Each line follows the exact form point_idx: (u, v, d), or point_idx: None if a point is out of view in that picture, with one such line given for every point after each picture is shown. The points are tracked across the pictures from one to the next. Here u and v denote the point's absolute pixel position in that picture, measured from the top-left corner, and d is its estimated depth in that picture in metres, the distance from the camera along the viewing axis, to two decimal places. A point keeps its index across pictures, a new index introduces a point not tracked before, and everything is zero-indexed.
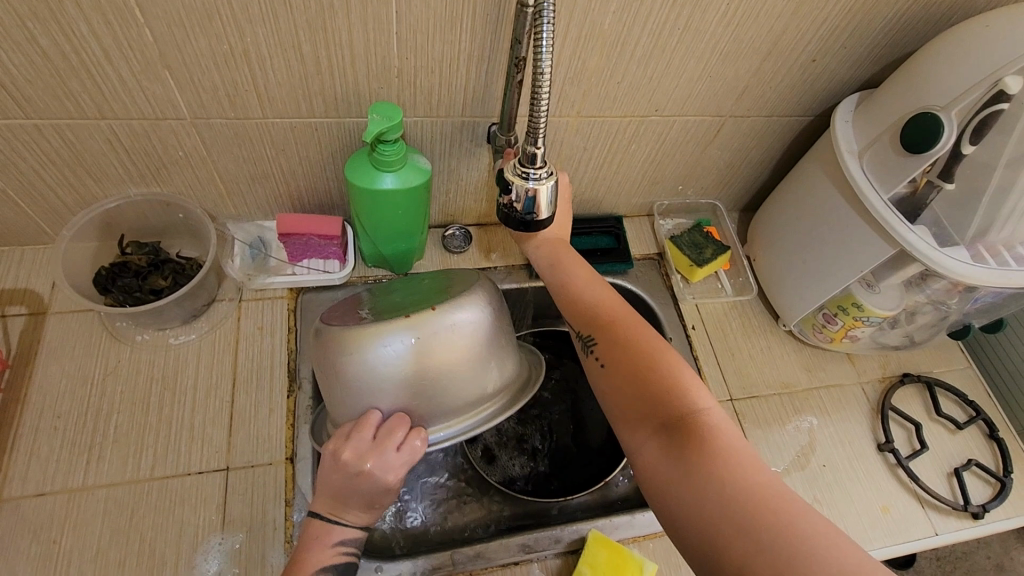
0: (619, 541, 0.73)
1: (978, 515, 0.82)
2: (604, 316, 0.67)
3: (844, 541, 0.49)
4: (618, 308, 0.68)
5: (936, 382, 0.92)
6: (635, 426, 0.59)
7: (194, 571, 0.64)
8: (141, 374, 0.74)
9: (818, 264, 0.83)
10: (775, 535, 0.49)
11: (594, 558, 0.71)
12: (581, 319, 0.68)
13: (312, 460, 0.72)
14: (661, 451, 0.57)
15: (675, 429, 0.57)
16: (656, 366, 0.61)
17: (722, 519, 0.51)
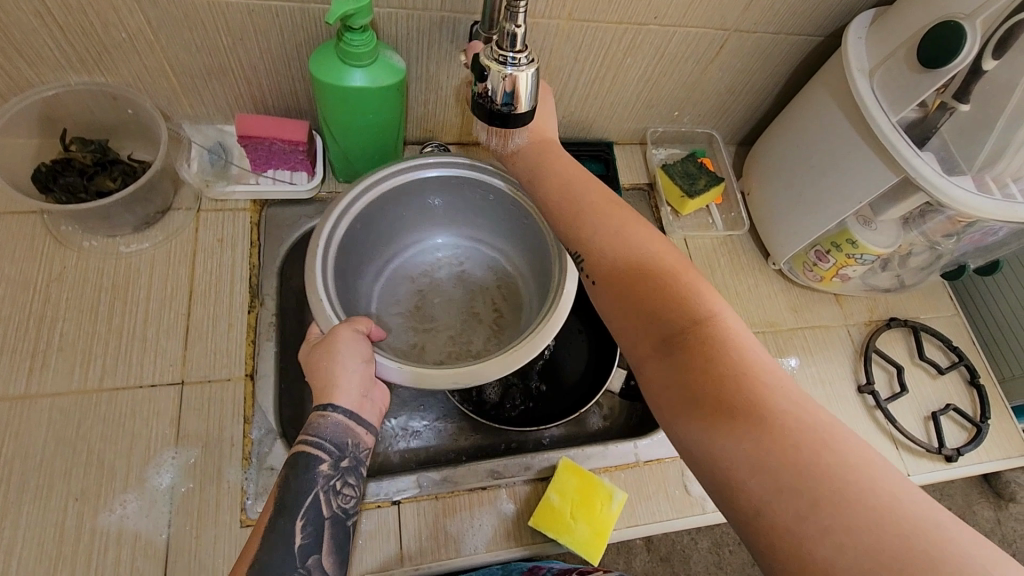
0: (590, 471, 0.71)
1: (951, 458, 0.81)
2: (589, 215, 0.62)
3: (884, 481, 0.41)
4: (602, 207, 0.62)
5: (923, 327, 0.90)
6: (634, 343, 0.54)
7: (145, 484, 0.61)
8: (89, 281, 0.69)
9: (817, 195, 0.78)
10: (799, 463, 0.42)
11: (564, 485, 0.70)
12: (567, 224, 0.63)
13: (274, 378, 0.69)
14: (658, 360, 0.52)
15: (669, 333, 0.52)
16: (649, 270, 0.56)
17: (736, 442, 0.44)
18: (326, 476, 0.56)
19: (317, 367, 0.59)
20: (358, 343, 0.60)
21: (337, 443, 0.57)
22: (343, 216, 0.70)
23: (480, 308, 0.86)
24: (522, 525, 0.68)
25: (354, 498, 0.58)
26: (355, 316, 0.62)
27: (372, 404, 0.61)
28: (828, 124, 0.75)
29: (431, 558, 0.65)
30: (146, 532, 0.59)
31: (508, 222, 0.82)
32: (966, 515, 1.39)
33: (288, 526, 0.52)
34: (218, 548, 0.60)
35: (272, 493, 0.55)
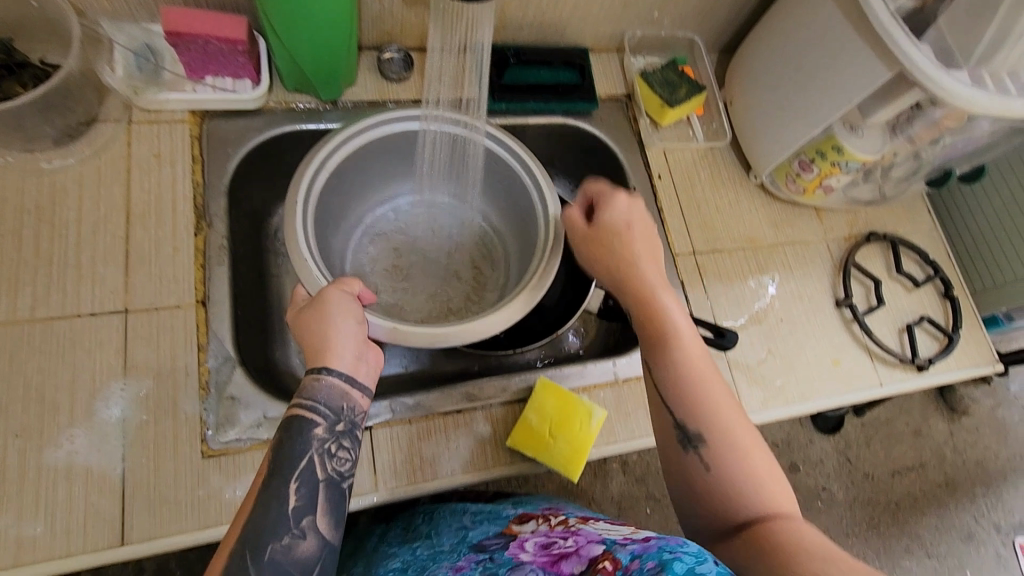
0: (569, 390, 0.70)
1: (923, 367, 0.83)
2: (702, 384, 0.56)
3: None
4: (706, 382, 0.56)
5: (901, 241, 0.89)
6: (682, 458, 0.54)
7: (93, 418, 0.57)
8: (9, 203, 0.62)
9: (806, 100, 0.74)
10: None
11: (543, 407, 0.68)
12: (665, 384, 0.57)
13: (229, 304, 0.64)
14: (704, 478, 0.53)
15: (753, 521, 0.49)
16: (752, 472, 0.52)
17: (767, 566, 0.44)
18: (320, 439, 0.51)
19: (307, 328, 0.55)
20: (347, 303, 0.57)
21: (332, 407, 0.52)
22: (323, 164, 0.66)
23: (461, 266, 0.82)
24: (500, 447, 0.67)
25: (351, 462, 0.53)
26: (342, 278, 0.59)
27: (368, 366, 0.56)
28: (823, 22, 0.70)
29: (408, 482, 0.63)
30: (99, 466, 0.55)
31: (494, 184, 0.77)
32: (922, 429, 1.45)
33: (283, 487, 0.48)
34: (180, 480, 0.57)
35: (265, 456, 0.50)
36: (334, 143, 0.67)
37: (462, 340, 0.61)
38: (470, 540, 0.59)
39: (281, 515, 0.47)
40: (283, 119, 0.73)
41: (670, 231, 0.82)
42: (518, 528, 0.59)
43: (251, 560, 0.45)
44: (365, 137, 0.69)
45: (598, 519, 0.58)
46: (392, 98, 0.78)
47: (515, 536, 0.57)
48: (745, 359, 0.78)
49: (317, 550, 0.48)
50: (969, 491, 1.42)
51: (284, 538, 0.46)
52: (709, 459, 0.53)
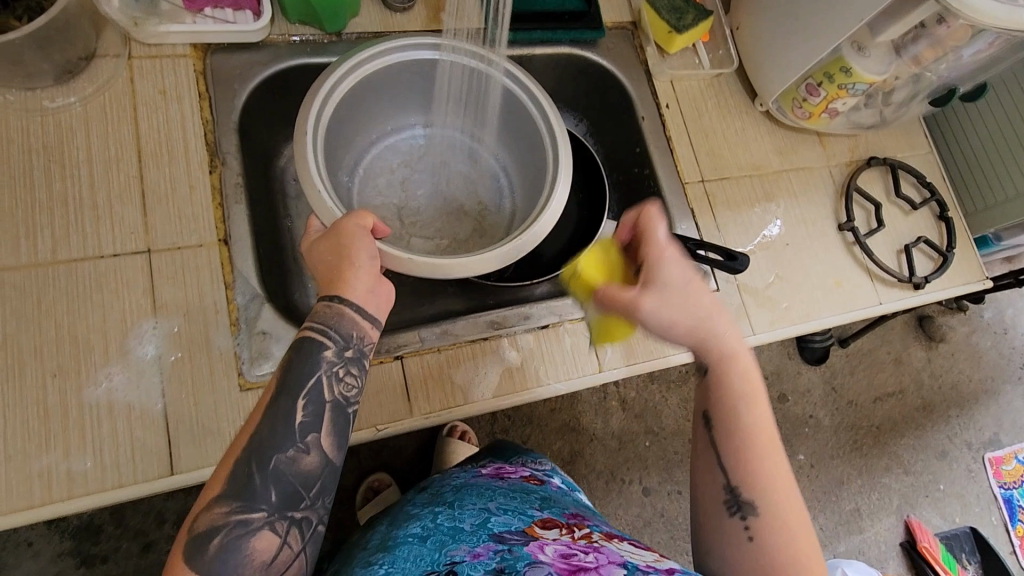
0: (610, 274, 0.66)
1: (919, 285, 0.86)
2: (765, 451, 0.51)
3: None
4: (767, 446, 0.51)
5: (901, 165, 0.91)
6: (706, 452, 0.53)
7: (129, 356, 0.57)
8: (15, 143, 0.60)
9: (816, 22, 0.74)
10: None
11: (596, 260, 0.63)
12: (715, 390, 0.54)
13: (251, 242, 0.64)
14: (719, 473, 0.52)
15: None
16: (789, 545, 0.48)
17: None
18: (329, 361, 0.50)
19: (322, 259, 0.53)
20: (363, 238, 0.54)
21: (342, 332, 0.51)
22: (329, 97, 0.64)
23: (466, 203, 0.81)
24: (525, 372, 0.69)
25: (358, 388, 0.52)
26: (358, 210, 0.56)
27: (379, 302, 0.54)
28: None
29: (441, 406, 0.65)
30: (140, 402, 0.56)
31: (503, 121, 0.76)
32: (902, 356, 1.52)
33: (291, 405, 0.48)
34: (220, 412, 0.58)
35: (275, 371, 0.50)
36: (341, 70, 0.65)
37: (473, 275, 0.61)
38: (491, 529, 0.57)
39: (286, 430, 0.47)
40: (288, 52, 0.71)
41: (680, 160, 0.83)
42: (541, 529, 0.57)
43: (256, 469, 0.46)
44: (375, 67, 0.67)
45: (623, 537, 0.58)
46: (397, 29, 0.76)
47: (535, 534, 0.56)
48: (753, 283, 0.81)
49: (319, 467, 0.48)
50: (944, 412, 1.50)
51: (288, 451, 0.47)
52: (754, 528, 0.49)
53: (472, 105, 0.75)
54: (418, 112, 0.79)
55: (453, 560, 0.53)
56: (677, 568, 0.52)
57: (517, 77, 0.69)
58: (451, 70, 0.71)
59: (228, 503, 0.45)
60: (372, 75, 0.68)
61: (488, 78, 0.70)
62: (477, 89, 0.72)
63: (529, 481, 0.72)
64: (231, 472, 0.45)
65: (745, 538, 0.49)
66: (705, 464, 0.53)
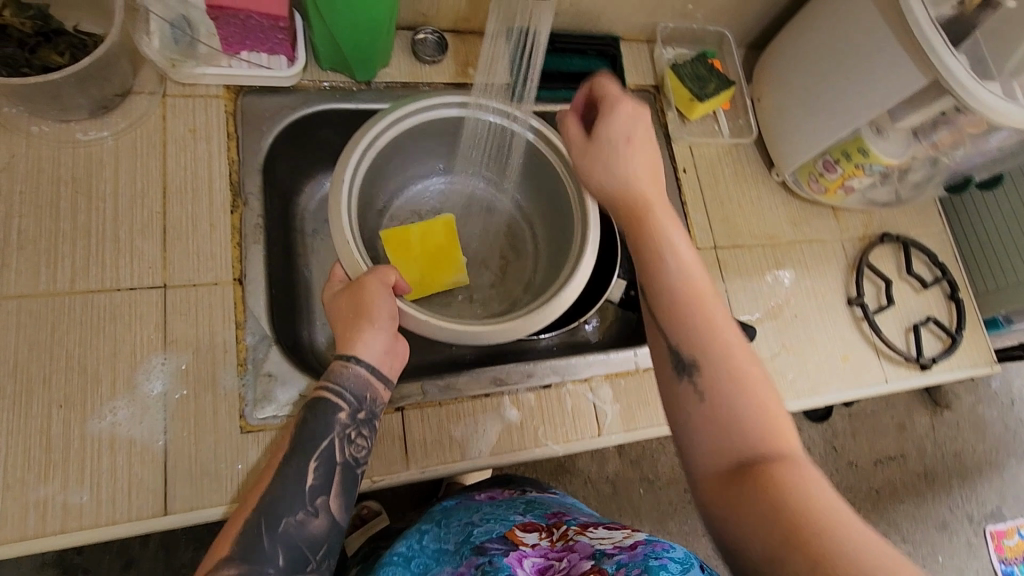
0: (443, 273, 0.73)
1: (926, 366, 0.86)
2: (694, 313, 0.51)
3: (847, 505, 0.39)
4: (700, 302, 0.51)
5: (913, 244, 0.91)
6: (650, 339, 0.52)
7: (135, 391, 0.58)
8: (46, 173, 0.62)
9: (837, 102, 0.75)
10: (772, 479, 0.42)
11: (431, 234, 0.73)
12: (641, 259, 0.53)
13: (265, 283, 0.65)
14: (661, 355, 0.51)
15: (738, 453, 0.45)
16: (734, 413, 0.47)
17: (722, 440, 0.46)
18: (342, 424, 0.52)
19: (342, 313, 0.55)
20: (385, 297, 0.55)
21: (356, 394, 0.53)
22: (370, 147, 0.66)
23: (489, 255, 0.82)
24: (525, 430, 0.69)
25: (367, 449, 0.54)
26: (383, 265, 0.58)
27: (395, 361, 0.57)
28: (860, 20, 0.71)
29: (438, 461, 0.65)
30: (141, 439, 0.57)
31: (525, 172, 0.77)
32: (906, 421, 1.50)
33: (302, 466, 0.50)
34: (220, 453, 0.58)
35: (285, 434, 0.52)
36: (381, 123, 0.67)
37: (495, 338, 0.61)
38: (474, 542, 0.60)
39: (298, 493, 0.49)
40: (317, 98, 0.73)
41: (694, 225, 0.84)
42: (521, 535, 0.59)
43: (265, 531, 0.47)
44: (407, 122, 0.69)
45: (598, 525, 0.58)
46: (425, 81, 0.78)
47: (516, 544, 0.57)
48: (759, 352, 0.81)
49: (326, 530, 0.50)
50: (944, 482, 1.48)
51: (298, 514, 0.48)
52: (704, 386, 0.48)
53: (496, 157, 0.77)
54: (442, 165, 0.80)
55: None
56: (642, 539, 0.50)
57: (543, 131, 0.70)
58: (477, 126, 0.73)
59: (235, 566, 0.45)
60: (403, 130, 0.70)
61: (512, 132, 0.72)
62: (502, 143, 0.74)
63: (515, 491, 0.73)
64: (241, 532, 0.46)
65: (698, 403, 0.48)
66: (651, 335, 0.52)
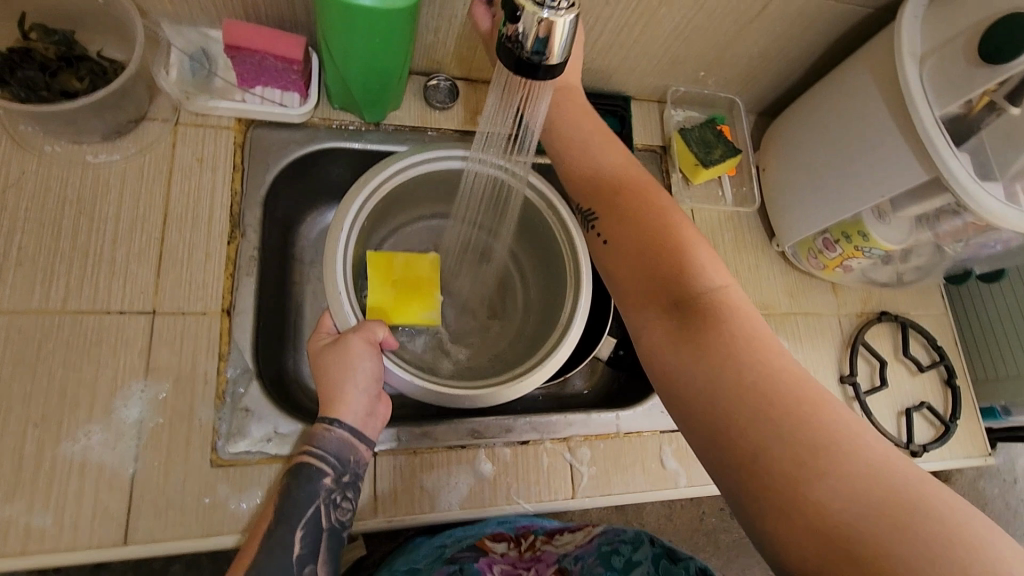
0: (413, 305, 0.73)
1: (916, 453, 0.84)
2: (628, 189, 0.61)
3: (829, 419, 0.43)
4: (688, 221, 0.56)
5: (912, 325, 0.90)
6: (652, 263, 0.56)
7: (112, 416, 0.59)
8: (51, 192, 0.63)
9: (839, 183, 0.75)
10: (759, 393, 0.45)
11: (414, 264, 0.74)
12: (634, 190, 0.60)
13: (253, 316, 0.65)
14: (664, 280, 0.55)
15: (682, 307, 0.52)
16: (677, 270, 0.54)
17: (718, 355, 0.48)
18: (327, 489, 0.57)
19: (327, 367, 0.59)
20: (369, 356, 0.59)
21: (339, 458, 0.58)
22: (373, 194, 0.69)
23: (480, 301, 0.83)
24: (497, 486, 0.68)
25: (351, 511, 0.58)
26: (371, 322, 0.61)
27: (375, 420, 0.61)
28: (866, 108, 0.71)
29: (405, 511, 0.65)
30: (111, 465, 0.57)
31: (521, 222, 0.79)
32: None
33: (288, 535, 0.54)
34: (187, 486, 0.58)
35: (268, 506, 0.55)
36: (386, 172, 0.70)
37: (466, 401, 0.63)
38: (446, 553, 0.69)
39: (287, 562, 0.53)
40: (326, 136, 0.74)
41: None
42: (491, 544, 0.74)
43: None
44: (408, 174, 0.71)
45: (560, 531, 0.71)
46: (434, 126, 0.79)
47: (488, 552, 0.74)
48: None
49: None
50: None
51: None
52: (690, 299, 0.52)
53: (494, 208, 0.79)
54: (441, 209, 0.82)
55: None
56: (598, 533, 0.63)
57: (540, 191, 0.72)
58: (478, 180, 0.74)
59: None
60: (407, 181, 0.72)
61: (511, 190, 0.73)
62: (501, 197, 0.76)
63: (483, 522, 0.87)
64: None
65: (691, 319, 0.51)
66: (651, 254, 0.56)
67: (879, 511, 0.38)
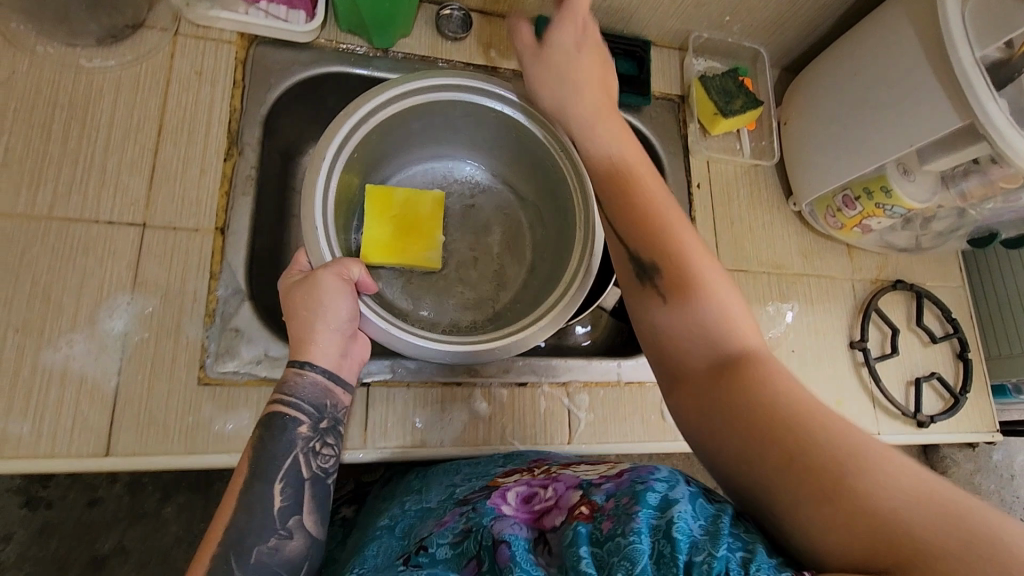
0: (412, 247, 0.71)
1: (923, 423, 0.82)
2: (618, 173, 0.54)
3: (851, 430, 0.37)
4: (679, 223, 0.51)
5: (928, 294, 0.87)
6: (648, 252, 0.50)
7: (96, 326, 0.56)
8: (42, 95, 0.60)
9: (865, 137, 0.72)
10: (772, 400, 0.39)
11: (416, 203, 0.71)
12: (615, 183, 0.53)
13: (247, 237, 0.63)
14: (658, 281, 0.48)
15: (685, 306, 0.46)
16: (685, 267, 0.48)
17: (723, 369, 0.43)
18: (304, 437, 0.50)
19: (293, 306, 0.53)
20: (342, 294, 0.54)
21: (315, 404, 0.51)
22: (364, 120, 0.64)
23: (485, 245, 0.80)
24: (492, 426, 0.66)
25: (336, 457, 0.51)
26: (345, 258, 0.55)
27: (351, 362, 0.55)
28: (900, 55, 0.68)
29: (397, 444, 0.63)
30: (93, 376, 0.55)
31: (520, 155, 0.76)
32: None
33: (266, 489, 0.47)
34: (172, 403, 0.56)
35: (243, 457, 0.48)
36: (376, 100, 0.65)
37: (448, 353, 0.58)
38: (456, 494, 0.54)
39: (265, 519, 0.46)
40: (331, 58, 0.71)
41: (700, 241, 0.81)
42: (502, 478, 0.53)
43: (235, 562, 0.44)
44: (401, 105, 0.67)
45: (582, 462, 0.53)
46: (445, 57, 0.76)
47: (497, 485, 0.51)
48: None
49: (304, 549, 0.47)
50: None
51: (272, 540, 0.45)
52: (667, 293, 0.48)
53: (495, 139, 0.75)
54: (442, 148, 0.79)
55: (419, 539, 0.48)
56: (629, 467, 0.45)
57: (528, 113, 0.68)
58: (469, 107, 0.70)
59: None
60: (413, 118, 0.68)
61: (501, 111, 0.69)
62: (497, 123, 0.72)
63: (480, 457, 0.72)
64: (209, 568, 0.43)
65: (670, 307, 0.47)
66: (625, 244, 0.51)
67: (952, 521, 0.31)
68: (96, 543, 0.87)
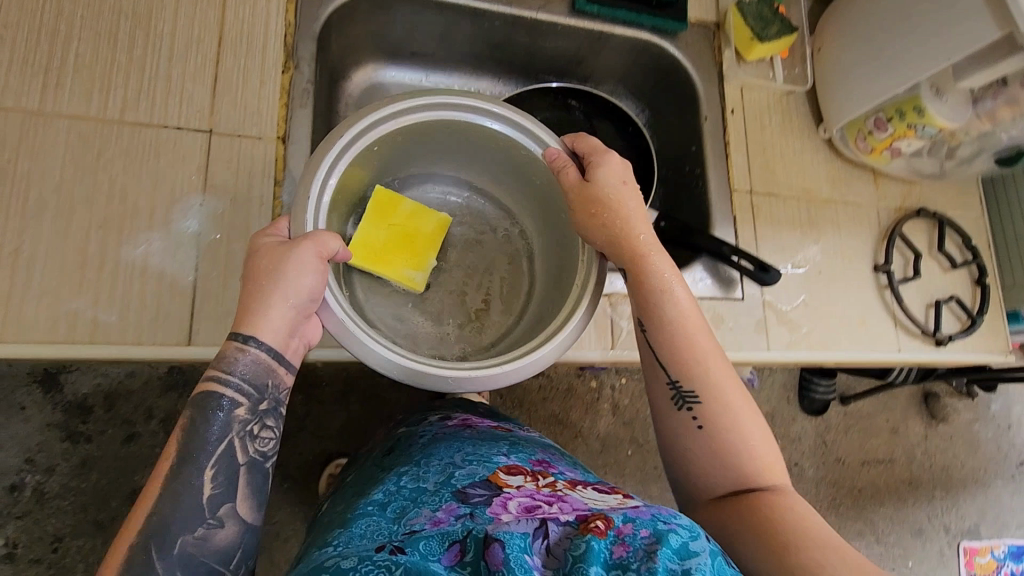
0: (399, 265, 0.64)
1: (942, 341, 0.86)
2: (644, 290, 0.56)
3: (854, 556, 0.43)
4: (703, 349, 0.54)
5: (949, 222, 0.90)
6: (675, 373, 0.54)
7: (171, 226, 0.59)
8: (107, 3, 0.62)
9: (900, 56, 0.74)
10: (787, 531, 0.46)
11: (421, 217, 0.66)
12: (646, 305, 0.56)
13: (306, 146, 0.64)
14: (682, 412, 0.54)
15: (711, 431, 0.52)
16: (714, 393, 0.53)
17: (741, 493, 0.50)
18: (241, 420, 0.46)
19: (257, 273, 0.48)
20: (313, 270, 0.48)
21: (254, 385, 0.47)
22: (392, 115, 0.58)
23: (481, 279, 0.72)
24: None
25: (275, 441, 0.48)
26: (322, 231, 0.50)
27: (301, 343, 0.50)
28: None
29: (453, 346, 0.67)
30: (171, 271, 0.58)
31: (536, 192, 0.68)
32: (900, 426, 1.36)
33: (197, 475, 0.43)
34: None
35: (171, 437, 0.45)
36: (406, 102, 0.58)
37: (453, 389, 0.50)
38: (451, 486, 0.45)
39: (192, 505, 0.43)
40: None
41: (733, 164, 0.83)
42: (506, 478, 0.46)
43: (156, 554, 0.41)
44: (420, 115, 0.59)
45: (590, 485, 0.48)
46: None
47: (500, 487, 0.44)
48: (779, 302, 0.81)
49: (237, 537, 0.44)
50: (928, 491, 1.35)
51: (198, 530, 0.43)
52: (702, 416, 0.53)
53: (511, 168, 0.67)
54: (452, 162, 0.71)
55: (411, 529, 0.41)
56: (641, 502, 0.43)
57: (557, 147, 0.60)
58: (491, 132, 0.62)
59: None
60: (398, 132, 0.60)
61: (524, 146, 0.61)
62: (516, 154, 0.64)
63: (498, 430, 0.58)
64: (149, 539, 0.41)
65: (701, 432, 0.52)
66: (650, 362, 0.56)
67: None
68: (138, 471, 0.91)
